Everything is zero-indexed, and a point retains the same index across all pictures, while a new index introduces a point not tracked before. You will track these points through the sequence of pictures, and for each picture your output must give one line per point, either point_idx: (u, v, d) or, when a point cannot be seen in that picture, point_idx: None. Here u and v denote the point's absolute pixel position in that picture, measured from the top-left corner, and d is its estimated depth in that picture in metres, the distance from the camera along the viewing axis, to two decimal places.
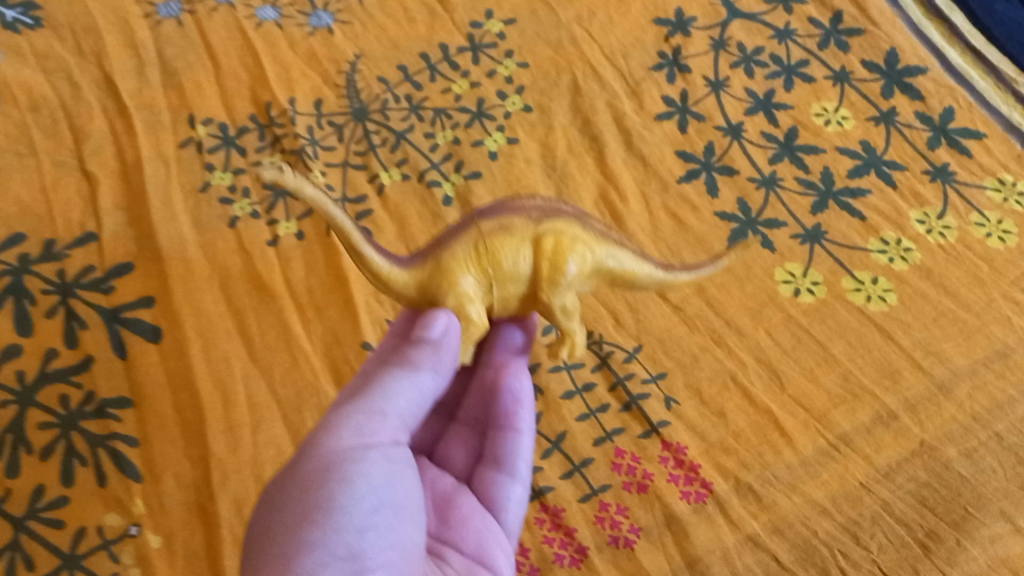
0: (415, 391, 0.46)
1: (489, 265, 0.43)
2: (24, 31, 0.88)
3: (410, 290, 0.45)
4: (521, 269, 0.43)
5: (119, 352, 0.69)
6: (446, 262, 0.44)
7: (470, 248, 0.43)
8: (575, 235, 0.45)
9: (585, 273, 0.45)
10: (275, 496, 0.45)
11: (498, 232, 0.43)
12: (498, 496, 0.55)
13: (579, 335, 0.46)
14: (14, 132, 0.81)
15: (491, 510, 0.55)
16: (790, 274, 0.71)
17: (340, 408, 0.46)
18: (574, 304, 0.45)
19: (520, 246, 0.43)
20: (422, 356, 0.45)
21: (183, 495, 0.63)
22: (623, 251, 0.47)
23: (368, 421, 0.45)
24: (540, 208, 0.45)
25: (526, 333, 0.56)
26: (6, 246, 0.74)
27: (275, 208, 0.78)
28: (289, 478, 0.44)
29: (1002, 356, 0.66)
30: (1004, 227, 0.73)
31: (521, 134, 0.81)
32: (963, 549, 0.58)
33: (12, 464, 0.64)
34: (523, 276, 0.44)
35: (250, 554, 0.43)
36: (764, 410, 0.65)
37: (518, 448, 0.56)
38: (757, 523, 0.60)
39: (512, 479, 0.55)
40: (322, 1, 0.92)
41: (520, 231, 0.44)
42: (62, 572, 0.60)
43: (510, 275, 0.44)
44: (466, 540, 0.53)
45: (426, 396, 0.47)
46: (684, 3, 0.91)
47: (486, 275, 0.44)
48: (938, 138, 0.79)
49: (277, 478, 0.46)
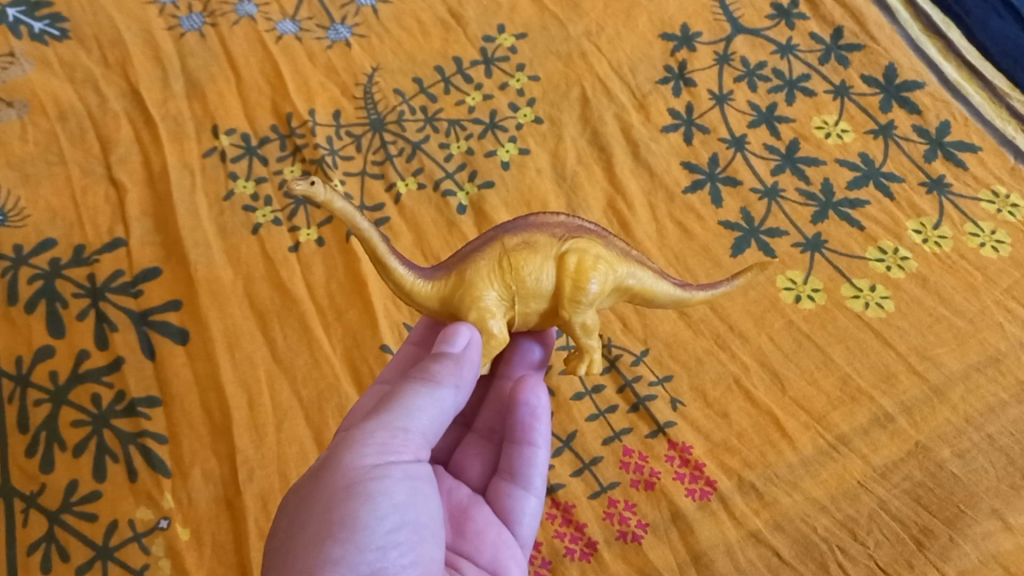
0: (436, 408, 0.47)
1: (512, 281, 0.46)
2: (52, 43, 0.91)
3: (433, 300, 0.48)
4: (543, 286, 0.46)
5: (147, 353, 0.72)
6: (470, 277, 0.46)
7: (493, 264, 0.46)
8: (597, 253, 0.47)
9: (606, 291, 0.47)
10: (299, 509, 0.45)
11: (521, 248, 0.46)
12: (512, 508, 0.58)
13: (596, 351, 0.49)
14: (44, 141, 0.84)
15: (506, 522, 0.58)
16: (791, 281, 0.74)
17: (363, 424, 0.46)
18: (594, 322, 0.47)
19: (544, 264, 0.46)
20: (444, 371, 0.46)
21: (211, 491, 0.66)
22: (642, 269, 0.50)
23: (391, 438, 0.45)
24: (563, 227, 0.48)
25: (544, 349, 0.59)
26: (38, 251, 0.78)
27: (296, 215, 0.81)
28: (313, 492, 0.45)
29: (994, 361, 0.69)
30: (997, 237, 0.76)
31: (532, 145, 0.84)
32: (956, 545, 0.61)
33: (47, 460, 0.67)
34: (545, 292, 0.46)
35: (275, 565, 0.44)
36: (766, 411, 0.68)
37: (534, 462, 0.58)
38: (759, 519, 0.63)
39: (527, 492, 0.58)
40: (339, 15, 0.95)
41: (544, 249, 0.46)
42: (96, 563, 0.63)
43: (532, 291, 0.46)
44: (481, 553, 0.56)
45: (446, 412, 0.47)
46: (689, 18, 0.94)
47: (510, 290, 0.46)
48: (934, 151, 0.82)
49: (301, 490, 0.46)
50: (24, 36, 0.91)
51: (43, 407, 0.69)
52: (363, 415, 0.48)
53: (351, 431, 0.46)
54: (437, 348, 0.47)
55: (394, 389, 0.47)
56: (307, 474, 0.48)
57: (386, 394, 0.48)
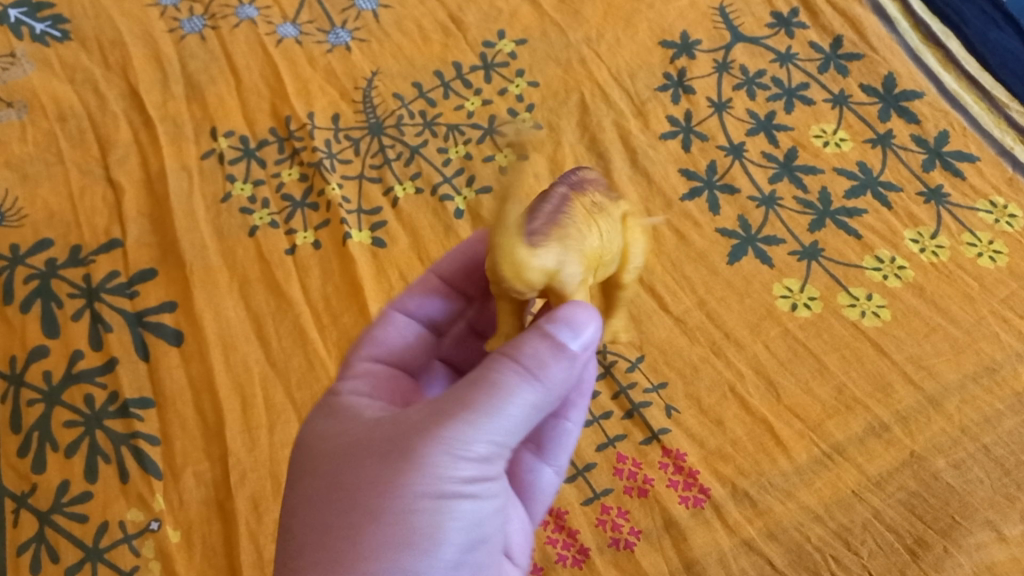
0: (537, 409, 0.44)
1: (600, 249, 0.49)
2: (53, 44, 0.91)
3: (539, 277, 0.45)
4: (614, 251, 0.51)
5: (142, 354, 0.72)
6: (572, 247, 0.47)
7: (587, 229, 0.48)
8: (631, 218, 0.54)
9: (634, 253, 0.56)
10: (361, 509, 0.43)
11: (595, 213, 0.50)
12: (532, 481, 0.58)
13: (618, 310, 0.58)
14: (44, 141, 0.84)
15: (520, 497, 0.57)
16: (787, 289, 0.74)
17: (460, 416, 0.42)
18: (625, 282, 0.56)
19: (614, 229, 0.51)
20: (558, 367, 0.44)
21: (202, 493, 0.66)
22: None
23: (487, 447, 0.43)
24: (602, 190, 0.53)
25: None
26: (35, 251, 0.78)
27: (294, 218, 0.81)
28: (378, 496, 0.42)
29: (990, 371, 0.69)
30: (994, 247, 0.76)
31: (530, 150, 0.84)
32: (950, 556, 0.61)
33: (39, 460, 0.67)
34: (612, 257, 0.51)
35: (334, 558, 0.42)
36: (760, 419, 0.67)
37: (565, 435, 0.58)
38: (752, 528, 0.62)
39: (548, 467, 0.58)
40: (340, 19, 0.95)
41: (609, 215, 0.51)
42: (86, 564, 0.63)
43: (607, 257, 0.51)
44: None
45: (541, 414, 0.45)
46: (689, 26, 0.94)
47: (596, 254, 0.49)
48: (932, 160, 0.82)
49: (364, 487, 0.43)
50: (26, 37, 0.92)
51: (36, 407, 0.69)
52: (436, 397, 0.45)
53: (428, 423, 0.43)
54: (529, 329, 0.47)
55: (476, 371, 0.44)
56: (363, 460, 0.44)
57: (466, 376, 0.45)
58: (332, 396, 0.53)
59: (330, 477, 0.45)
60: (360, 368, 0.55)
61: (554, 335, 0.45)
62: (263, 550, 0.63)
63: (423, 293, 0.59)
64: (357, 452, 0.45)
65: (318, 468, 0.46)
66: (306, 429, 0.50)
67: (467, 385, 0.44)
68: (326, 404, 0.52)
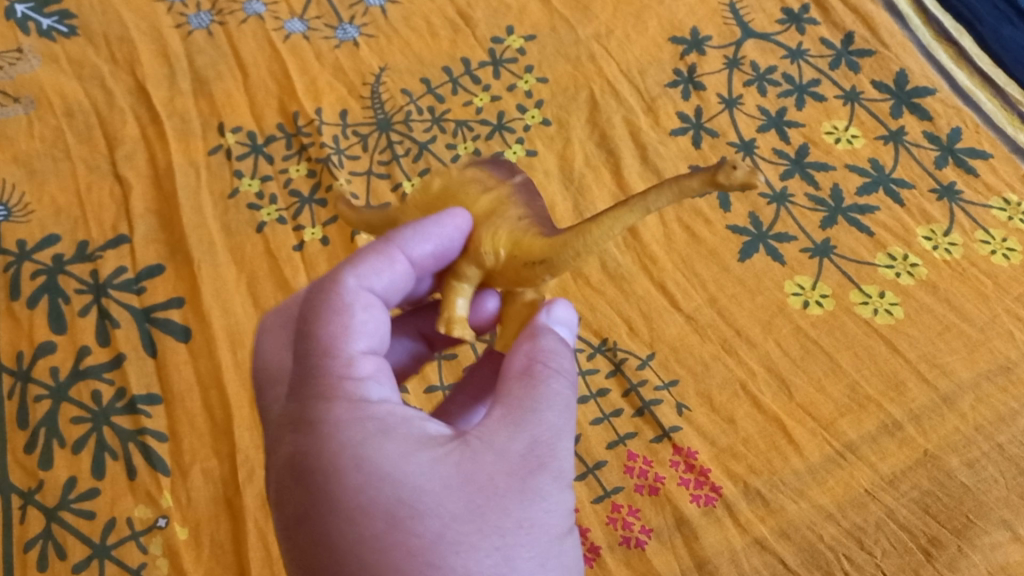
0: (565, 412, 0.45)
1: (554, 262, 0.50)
2: (60, 40, 0.91)
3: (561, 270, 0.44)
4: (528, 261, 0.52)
5: (150, 350, 0.72)
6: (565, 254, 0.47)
7: None
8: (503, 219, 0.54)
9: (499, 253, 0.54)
10: (522, 557, 0.37)
11: None
12: None
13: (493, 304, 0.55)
14: (50, 137, 0.84)
15: None
16: (799, 286, 0.73)
17: (559, 438, 0.41)
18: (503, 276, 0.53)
19: None
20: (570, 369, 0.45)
21: (210, 490, 0.65)
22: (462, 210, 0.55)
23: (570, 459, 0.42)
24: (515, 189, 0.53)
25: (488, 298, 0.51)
26: (41, 247, 0.77)
27: (302, 214, 0.80)
28: (538, 540, 0.38)
29: (1005, 369, 0.68)
30: (1008, 245, 0.76)
31: (540, 147, 0.84)
32: (964, 555, 0.60)
33: (46, 456, 0.66)
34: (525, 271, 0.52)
35: None
36: (772, 417, 0.67)
37: None
38: (765, 527, 0.62)
39: None
40: (348, 14, 0.95)
41: None
42: (93, 561, 0.63)
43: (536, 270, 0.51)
44: None
45: None
46: (699, 22, 0.93)
47: None
48: (945, 157, 0.82)
49: (517, 533, 0.38)
50: (33, 33, 0.91)
51: (43, 403, 0.69)
52: (521, 419, 0.40)
53: (548, 454, 0.40)
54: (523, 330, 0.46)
55: (541, 392, 0.41)
56: (501, 500, 0.38)
57: (536, 391, 0.41)
58: (373, 409, 0.40)
59: (468, 523, 0.37)
60: (371, 368, 0.42)
61: (562, 340, 0.45)
62: (271, 548, 0.63)
63: (393, 278, 0.45)
64: (486, 491, 0.38)
65: (438, 512, 0.37)
66: (379, 456, 0.39)
67: (549, 406, 0.41)
68: (375, 420, 0.40)
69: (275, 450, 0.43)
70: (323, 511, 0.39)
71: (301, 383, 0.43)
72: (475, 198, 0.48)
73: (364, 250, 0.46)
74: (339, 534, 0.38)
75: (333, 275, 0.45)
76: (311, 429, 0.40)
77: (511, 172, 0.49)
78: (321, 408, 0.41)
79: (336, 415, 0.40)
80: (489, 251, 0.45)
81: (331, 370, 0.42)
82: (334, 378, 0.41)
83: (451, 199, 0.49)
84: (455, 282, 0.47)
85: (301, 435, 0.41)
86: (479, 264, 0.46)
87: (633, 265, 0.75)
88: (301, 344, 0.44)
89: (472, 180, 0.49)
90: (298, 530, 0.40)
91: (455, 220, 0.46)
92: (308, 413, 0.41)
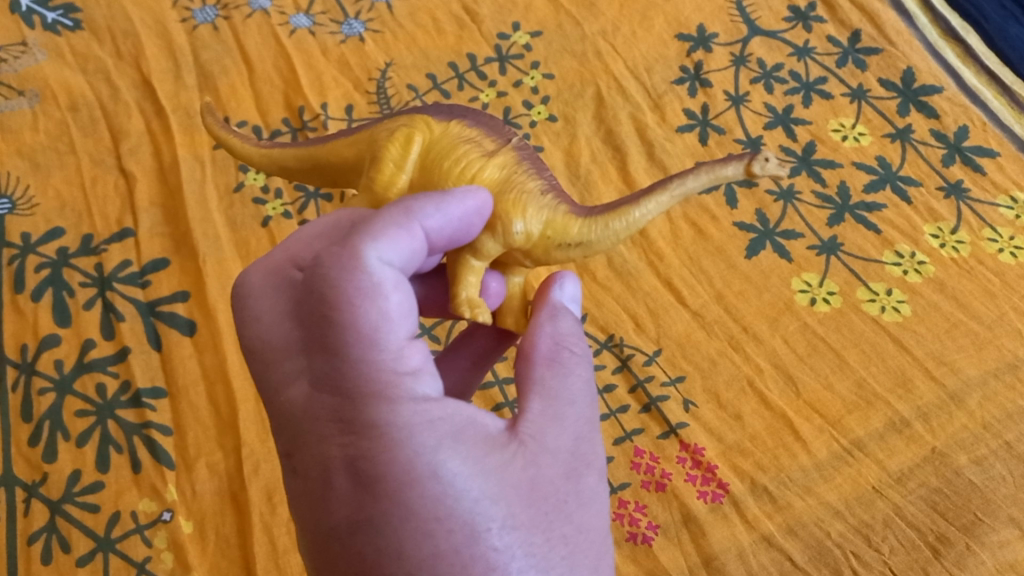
0: None
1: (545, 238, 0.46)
2: (64, 33, 0.90)
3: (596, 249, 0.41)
4: None
5: (154, 344, 0.71)
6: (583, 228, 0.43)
7: None
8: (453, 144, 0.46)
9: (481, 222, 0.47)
10: (584, 564, 0.37)
11: None
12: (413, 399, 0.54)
13: None
14: (55, 130, 0.83)
15: None
16: (806, 283, 0.73)
17: (593, 432, 0.40)
18: None
19: None
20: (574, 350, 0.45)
21: (215, 484, 0.65)
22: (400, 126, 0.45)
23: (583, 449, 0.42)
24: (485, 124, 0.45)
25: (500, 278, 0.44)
26: (46, 240, 0.77)
27: (307, 209, 0.80)
28: (596, 543, 0.38)
29: (1013, 367, 0.68)
30: (1015, 243, 0.75)
31: (545, 142, 0.84)
32: (972, 553, 0.60)
33: (49, 449, 0.66)
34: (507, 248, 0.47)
35: None
36: (779, 413, 0.67)
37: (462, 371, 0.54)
38: (771, 523, 0.62)
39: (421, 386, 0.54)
40: (354, 10, 0.95)
41: None
42: (97, 555, 0.62)
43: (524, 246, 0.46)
44: None
45: None
46: (706, 20, 0.93)
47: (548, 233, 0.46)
48: (952, 155, 0.82)
49: (579, 539, 0.37)
50: (37, 26, 0.91)
51: (48, 397, 0.69)
52: (561, 412, 0.39)
53: (590, 450, 0.39)
54: (535, 307, 0.44)
55: (572, 384, 0.40)
56: (564, 505, 0.37)
57: (567, 381, 0.40)
58: (435, 407, 0.35)
59: (542, 532, 0.35)
60: (419, 359, 0.35)
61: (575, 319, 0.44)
62: (277, 543, 0.62)
63: (413, 257, 0.36)
64: (552, 496, 0.36)
65: (514, 523, 0.34)
66: (453, 464, 0.34)
67: (582, 400, 0.40)
68: (442, 420, 0.34)
69: (307, 448, 0.35)
70: (390, 524, 0.33)
71: (338, 375, 0.34)
72: (477, 166, 0.41)
73: (377, 217, 0.36)
74: (409, 548, 0.33)
75: (347, 245, 0.35)
76: (368, 431, 0.34)
77: (502, 132, 0.43)
78: (378, 408, 0.34)
79: (398, 418, 0.33)
80: (520, 229, 0.40)
81: (380, 364, 0.34)
82: (384, 373, 0.34)
83: (443, 163, 0.41)
84: (471, 258, 0.41)
85: (353, 436, 0.34)
86: (505, 243, 0.41)
87: (639, 261, 0.75)
88: (326, 329, 0.35)
89: (464, 141, 0.42)
90: (352, 541, 0.34)
91: (477, 204, 0.38)
92: (359, 412, 0.34)
